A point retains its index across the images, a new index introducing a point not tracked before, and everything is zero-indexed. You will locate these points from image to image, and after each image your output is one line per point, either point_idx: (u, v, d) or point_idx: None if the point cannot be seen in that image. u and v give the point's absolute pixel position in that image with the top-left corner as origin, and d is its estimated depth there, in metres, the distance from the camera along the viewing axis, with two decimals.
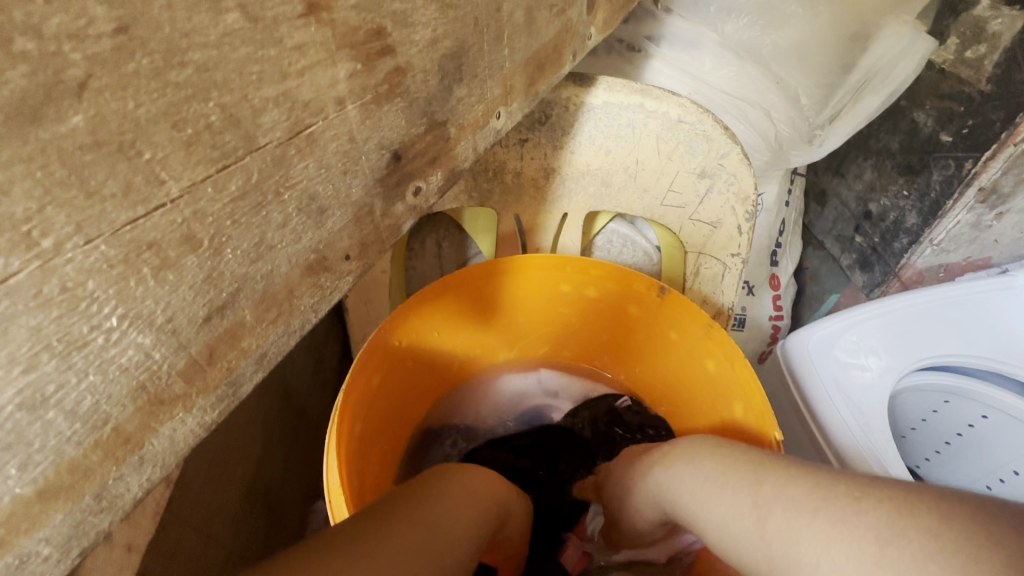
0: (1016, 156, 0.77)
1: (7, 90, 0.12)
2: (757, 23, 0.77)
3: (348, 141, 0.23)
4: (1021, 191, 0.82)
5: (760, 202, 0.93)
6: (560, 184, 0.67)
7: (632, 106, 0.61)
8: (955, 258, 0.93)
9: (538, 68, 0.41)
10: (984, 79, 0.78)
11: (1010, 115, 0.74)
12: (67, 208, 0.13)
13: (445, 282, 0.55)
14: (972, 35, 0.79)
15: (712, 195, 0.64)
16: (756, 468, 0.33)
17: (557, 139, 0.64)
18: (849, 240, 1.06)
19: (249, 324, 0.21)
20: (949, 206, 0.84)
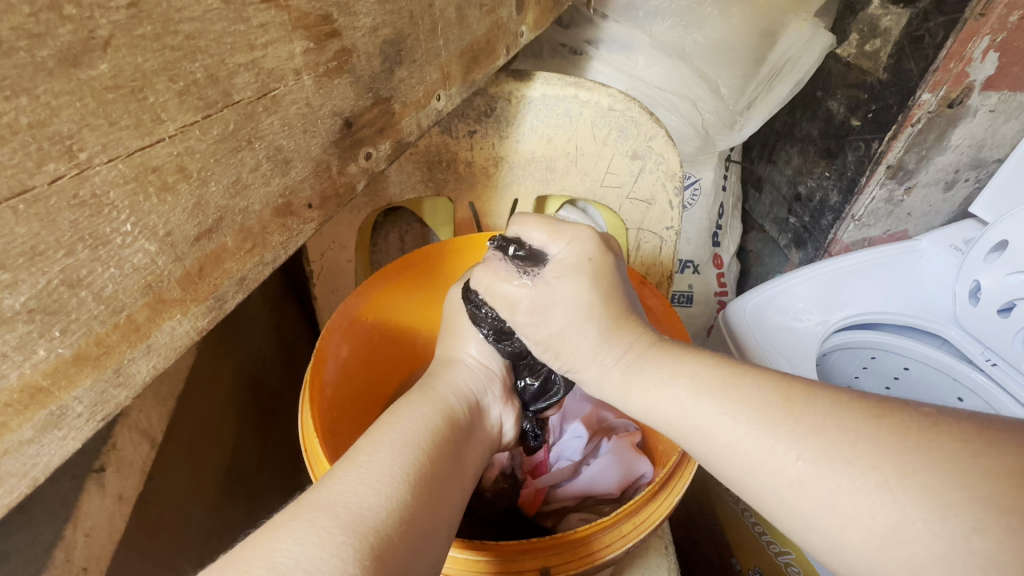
0: (915, 135, 0.87)
1: (58, 42, 0.17)
2: (679, 24, 0.86)
3: (305, 106, 0.28)
4: (924, 167, 0.93)
5: (697, 187, 1.02)
6: (508, 171, 0.73)
7: (568, 97, 0.69)
8: (876, 231, 1.02)
9: (473, 59, 0.47)
10: (881, 69, 0.88)
11: (904, 98, 0.85)
12: (96, 132, 0.19)
13: (405, 260, 0.61)
14: (869, 31, 0.90)
15: (645, 174, 0.72)
16: (736, 386, 0.31)
17: (503, 129, 0.70)
18: (784, 221, 1.16)
19: (231, 249, 0.26)
20: (863, 183, 0.94)
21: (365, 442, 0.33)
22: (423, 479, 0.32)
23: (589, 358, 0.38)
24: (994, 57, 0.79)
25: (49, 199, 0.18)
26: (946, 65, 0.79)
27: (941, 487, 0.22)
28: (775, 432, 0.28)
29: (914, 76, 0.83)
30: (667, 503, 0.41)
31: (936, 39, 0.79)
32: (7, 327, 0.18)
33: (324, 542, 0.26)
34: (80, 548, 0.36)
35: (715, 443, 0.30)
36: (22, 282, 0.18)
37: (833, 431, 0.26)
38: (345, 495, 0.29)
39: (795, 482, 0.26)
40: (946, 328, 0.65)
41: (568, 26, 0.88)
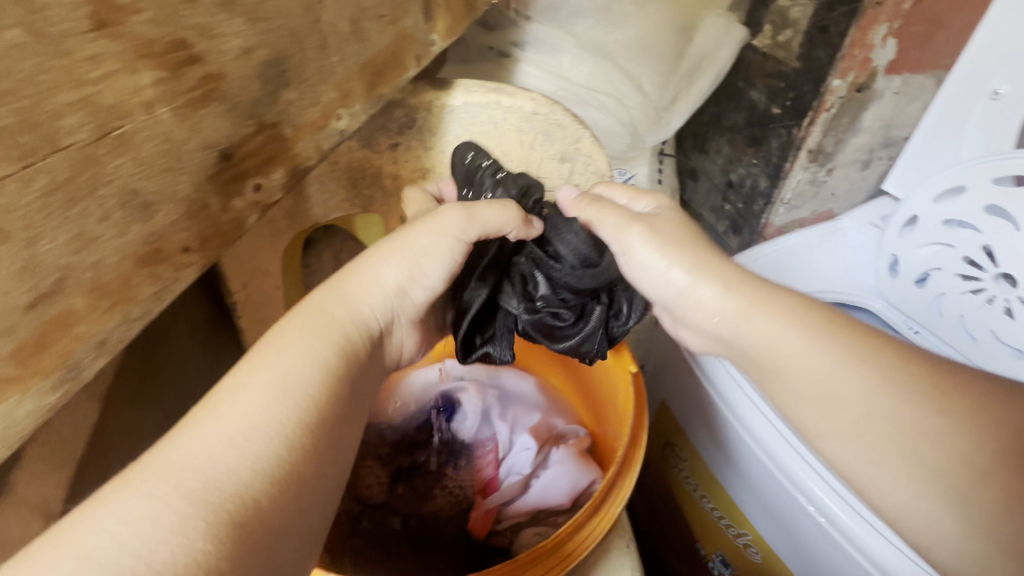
0: (829, 120, 0.91)
1: None
2: (598, 22, 0.85)
3: (165, 141, 0.29)
4: (841, 149, 0.97)
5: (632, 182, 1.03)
6: (437, 182, 0.71)
7: (490, 104, 0.67)
8: (805, 213, 1.07)
9: (377, 72, 0.45)
10: (794, 58, 0.92)
11: (816, 84, 0.89)
12: None
13: None
14: (780, 22, 0.93)
15: (575, 176, 0.72)
16: (834, 342, 0.41)
17: (427, 140, 0.68)
18: (720, 208, 1.19)
19: (81, 311, 0.28)
20: (788, 167, 0.98)
21: (223, 411, 0.33)
22: (300, 429, 0.34)
23: (700, 278, 0.45)
24: (893, 42, 0.84)
25: None
26: (852, 53, 0.83)
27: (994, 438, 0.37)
28: (917, 385, 0.40)
29: (824, 63, 0.87)
30: (609, 515, 0.43)
31: (839, 28, 0.83)
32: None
33: (152, 525, 0.27)
34: None
35: (829, 389, 0.41)
36: None
37: (959, 390, 0.40)
38: (176, 496, 0.29)
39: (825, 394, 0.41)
40: (871, 300, 0.71)
41: (493, 27, 0.87)
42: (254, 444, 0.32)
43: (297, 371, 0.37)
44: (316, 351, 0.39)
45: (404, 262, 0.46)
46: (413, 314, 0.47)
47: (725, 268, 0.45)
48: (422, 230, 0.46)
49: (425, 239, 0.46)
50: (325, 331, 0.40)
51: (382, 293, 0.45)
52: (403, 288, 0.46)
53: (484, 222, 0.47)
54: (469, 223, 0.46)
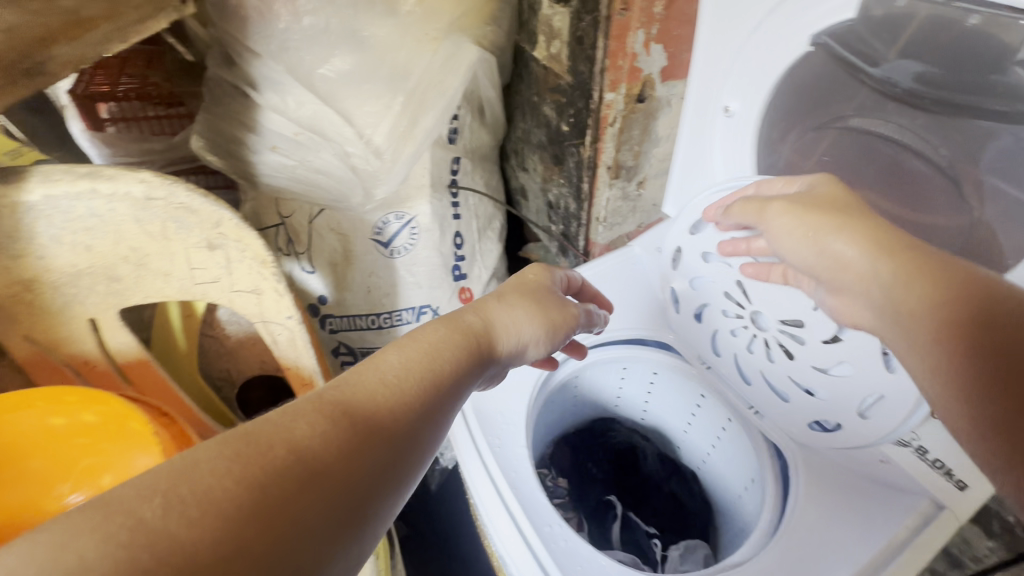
0: (618, 134, 0.95)
1: None
2: (313, 54, 0.77)
3: None
4: (645, 160, 1.04)
5: (414, 225, 0.95)
6: (57, 293, 0.57)
7: (81, 194, 0.52)
8: (631, 225, 1.16)
9: None
10: (565, 72, 0.94)
11: (586, 98, 0.92)
12: None
13: None
14: (549, 32, 0.94)
15: (235, 263, 0.59)
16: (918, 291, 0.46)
17: (11, 248, 0.53)
18: (549, 228, 1.25)
19: None
20: (592, 185, 1.04)
21: (382, 364, 0.41)
22: (400, 434, 0.37)
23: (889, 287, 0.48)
24: (657, 49, 0.86)
25: None
26: (615, 64, 0.85)
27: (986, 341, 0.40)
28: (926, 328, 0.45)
29: (587, 77, 0.89)
30: None
31: (590, 40, 0.85)
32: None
33: (250, 457, 0.30)
34: None
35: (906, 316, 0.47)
36: None
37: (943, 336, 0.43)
38: (304, 442, 0.32)
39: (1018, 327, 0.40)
40: (666, 333, 0.84)
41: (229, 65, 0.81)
42: (343, 447, 0.33)
43: (435, 365, 0.43)
44: (457, 346, 0.46)
45: (527, 312, 0.54)
46: (514, 350, 0.53)
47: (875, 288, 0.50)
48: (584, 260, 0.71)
49: (525, 287, 0.58)
50: (449, 346, 0.46)
51: (513, 330, 0.52)
52: (521, 336, 0.53)
53: (501, 318, 0.52)
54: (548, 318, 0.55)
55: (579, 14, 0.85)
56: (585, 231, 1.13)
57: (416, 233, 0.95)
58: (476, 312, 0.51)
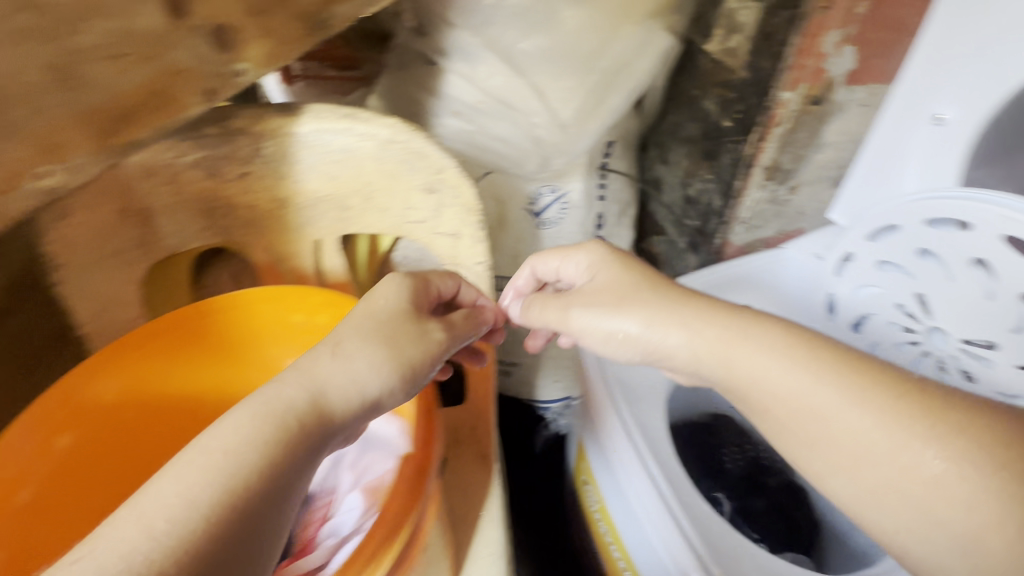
0: (784, 134, 0.94)
1: None
2: (518, 27, 0.79)
3: None
4: (802, 165, 1.02)
5: (566, 199, 1.00)
6: (298, 213, 0.67)
7: (342, 131, 0.62)
8: (771, 229, 1.15)
9: (120, 119, 0.42)
10: (741, 67, 0.93)
11: (763, 95, 0.90)
12: None
13: (171, 328, 0.58)
14: (730, 26, 0.94)
15: (444, 208, 0.66)
16: (906, 414, 0.49)
17: (277, 171, 0.64)
18: (681, 223, 1.26)
19: None
20: (741, 185, 1.03)
21: (216, 436, 0.42)
22: (217, 521, 0.38)
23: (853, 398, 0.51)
24: (849, 50, 0.84)
25: None
26: (800, 63, 0.84)
27: (959, 483, 0.46)
28: (914, 428, 0.48)
29: (767, 73, 0.88)
30: None
31: (781, 36, 0.83)
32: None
33: (193, 492, 0.38)
34: None
35: (858, 434, 0.50)
36: None
37: (974, 448, 0.46)
38: (162, 496, 0.38)
39: (933, 478, 0.46)
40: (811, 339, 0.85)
41: (422, 32, 0.87)
42: (190, 515, 0.37)
43: (242, 441, 0.42)
44: (264, 428, 0.43)
45: (346, 377, 0.49)
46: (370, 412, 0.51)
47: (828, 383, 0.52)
48: (568, 261, 0.68)
49: (362, 325, 0.52)
50: (269, 426, 0.44)
51: (347, 397, 0.48)
52: (364, 394, 0.49)
53: (327, 378, 0.48)
54: (394, 359, 0.51)
55: (772, 9, 0.85)
56: (723, 230, 1.12)
57: (566, 208, 1.01)
58: (290, 385, 0.46)
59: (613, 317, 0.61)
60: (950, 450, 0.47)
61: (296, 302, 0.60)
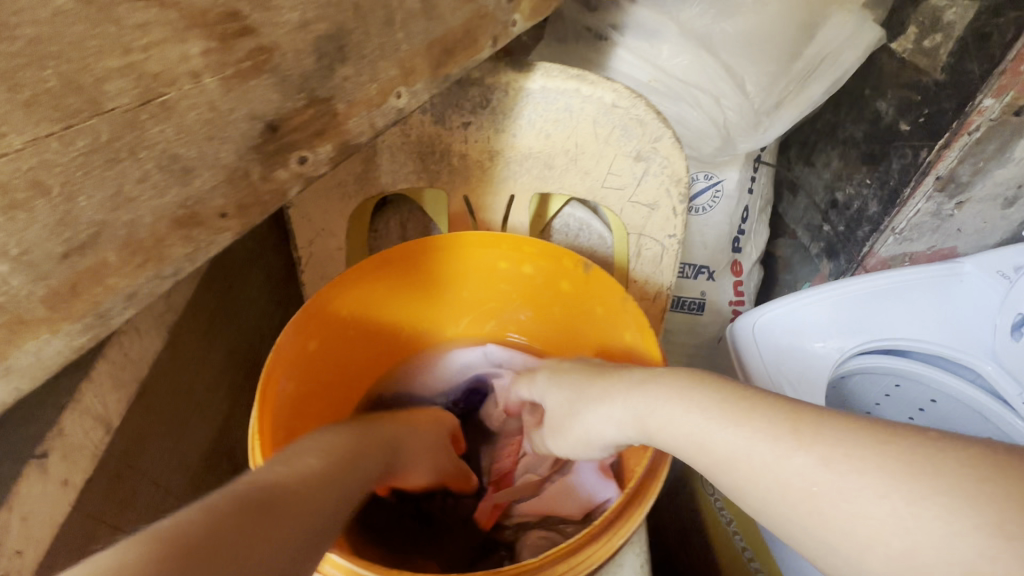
0: (971, 145, 0.85)
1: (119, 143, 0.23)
2: (708, 12, 0.77)
3: (210, 110, 0.26)
4: (979, 180, 0.91)
5: (720, 189, 0.97)
6: (504, 167, 0.70)
7: (569, 91, 0.64)
8: (920, 248, 1.02)
9: (445, 51, 0.44)
10: (938, 69, 0.86)
11: (961, 104, 0.82)
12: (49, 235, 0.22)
13: (401, 258, 0.61)
14: (931, 24, 0.87)
15: (649, 177, 0.67)
16: (829, 426, 0.31)
17: (498, 122, 0.67)
18: (817, 228, 1.16)
19: (116, 264, 0.25)
20: (908, 193, 0.93)
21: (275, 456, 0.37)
22: (266, 509, 0.31)
23: (757, 437, 0.32)
24: None
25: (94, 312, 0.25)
26: (1015, 68, 0.77)
27: (924, 490, 0.26)
28: (777, 435, 0.32)
29: (976, 77, 0.80)
30: (610, 545, 0.39)
31: (1005, 37, 0.76)
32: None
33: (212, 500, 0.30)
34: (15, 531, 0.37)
35: (793, 480, 0.30)
36: None
37: (841, 460, 0.29)
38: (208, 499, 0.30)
39: (814, 510, 0.29)
40: (984, 363, 0.70)
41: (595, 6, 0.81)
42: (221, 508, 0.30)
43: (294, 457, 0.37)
44: (321, 447, 0.39)
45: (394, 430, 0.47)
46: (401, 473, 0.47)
47: (769, 404, 0.34)
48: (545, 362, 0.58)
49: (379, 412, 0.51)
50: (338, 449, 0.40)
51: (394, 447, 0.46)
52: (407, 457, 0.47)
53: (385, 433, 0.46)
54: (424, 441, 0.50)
55: None
56: (873, 241, 1.02)
57: (717, 197, 0.99)
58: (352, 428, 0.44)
59: (610, 399, 0.43)
60: (899, 486, 0.26)
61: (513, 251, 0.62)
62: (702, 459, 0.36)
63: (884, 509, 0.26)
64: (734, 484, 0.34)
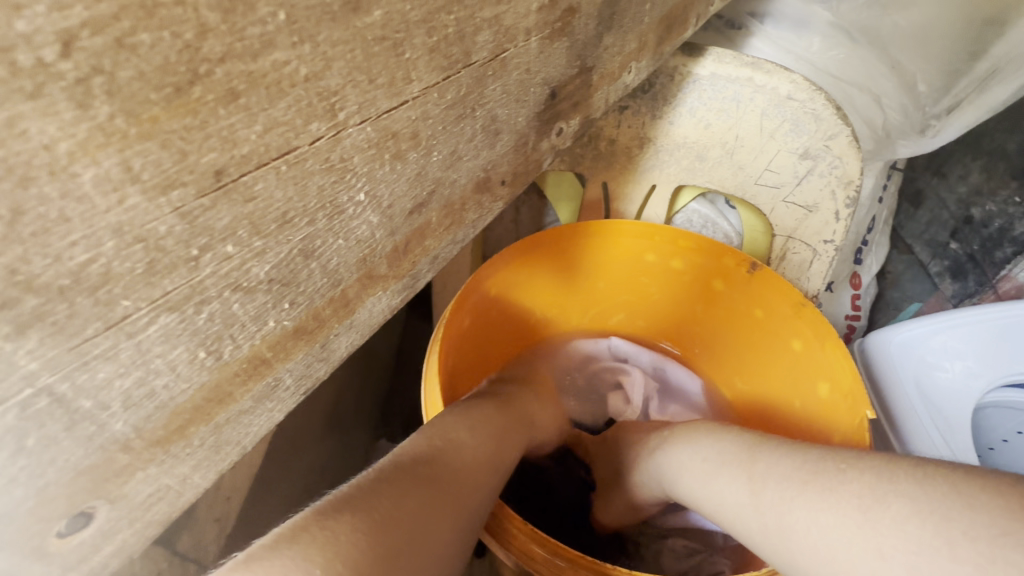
0: None
1: (460, 90, 0.21)
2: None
3: (525, 72, 0.25)
4: None
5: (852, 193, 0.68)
6: (653, 155, 0.65)
7: (741, 80, 0.59)
8: None
9: (667, 27, 0.41)
10: None
11: None
12: (385, 184, 0.20)
13: (549, 242, 0.57)
14: None
15: (813, 177, 0.61)
16: (812, 461, 0.26)
17: (657, 108, 0.62)
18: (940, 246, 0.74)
19: (434, 226, 0.24)
20: None
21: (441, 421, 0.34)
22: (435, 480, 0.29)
23: (734, 465, 0.29)
24: None
25: (374, 322, 0.23)
26: None
27: (917, 517, 0.21)
28: (760, 471, 0.27)
29: None
30: None
31: None
32: (194, 269, 0.14)
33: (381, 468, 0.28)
34: (228, 478, 0.37)
35: (777, 524, 0.25)
36: (270, 250, 0.16)
37: (835, 487, 0.24)
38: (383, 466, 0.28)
39: (799, 549, 0.24)
40: None
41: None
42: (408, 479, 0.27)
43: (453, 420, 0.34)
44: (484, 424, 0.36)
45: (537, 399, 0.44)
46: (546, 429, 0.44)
47: (759, 441, 0.30)
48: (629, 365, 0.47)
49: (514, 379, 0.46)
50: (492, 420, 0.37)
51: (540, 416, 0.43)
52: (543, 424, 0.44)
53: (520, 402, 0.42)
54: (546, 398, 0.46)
55: None
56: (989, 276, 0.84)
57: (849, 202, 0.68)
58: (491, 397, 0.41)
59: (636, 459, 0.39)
60: (874, 517, 0.22)
61: (670, 245, 0.59)
62: (701, 507, 0.31)
63: (826, 549, 0.23)
64: (732, 529, 0.28)
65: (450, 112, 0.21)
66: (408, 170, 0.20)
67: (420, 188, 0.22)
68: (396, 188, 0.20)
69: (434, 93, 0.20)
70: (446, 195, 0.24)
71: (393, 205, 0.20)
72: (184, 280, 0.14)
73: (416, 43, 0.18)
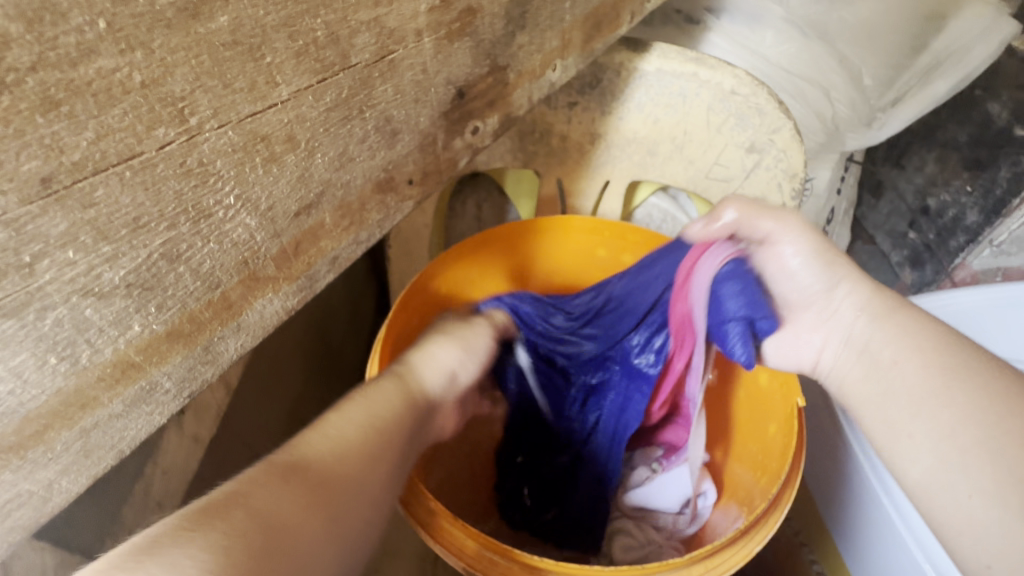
0: None
1: (341, 93, 0.21)
2: None
3: (421, 72, 0.25)
4: None
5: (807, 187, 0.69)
6: (605, 150, 0.65)
7: (687, 75, 0.60)
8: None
9: (596, 24, 0.41)
10: None
11: None
12: (259, 187, 0.20)
13: (499, 240, 0.58)
14: None
15: (760, 170, 0.62)
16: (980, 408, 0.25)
17: (606, 104, 0.62)
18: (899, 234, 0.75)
19: (328, 227, 0.24)
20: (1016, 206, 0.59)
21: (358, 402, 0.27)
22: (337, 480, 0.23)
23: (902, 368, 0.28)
24: None
25: (264, 324, 0.23)
26: None
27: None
28: (925, 391, 0.26)
29: None
30: (747, 551, 0.34)
31: None
32: (29, 276, 0.14)
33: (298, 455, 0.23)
34: (157, 485, 0.36)
35: (900, 436, 0.27)
36: (123, 255, 0.16)
37: (993, 437, 0.24)
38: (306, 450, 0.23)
39: (907, 461, 0.26)
40: None
41: None
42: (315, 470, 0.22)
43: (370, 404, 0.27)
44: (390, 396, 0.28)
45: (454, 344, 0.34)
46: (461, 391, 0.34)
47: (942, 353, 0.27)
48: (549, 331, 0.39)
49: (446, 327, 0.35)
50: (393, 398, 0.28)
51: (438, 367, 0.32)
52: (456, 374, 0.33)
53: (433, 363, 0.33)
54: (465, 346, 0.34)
55: None
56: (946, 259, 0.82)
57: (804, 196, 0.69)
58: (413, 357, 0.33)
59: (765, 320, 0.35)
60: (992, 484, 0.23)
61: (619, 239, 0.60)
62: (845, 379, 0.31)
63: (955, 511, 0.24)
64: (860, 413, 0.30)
65: (332, 113, 0.21)
66: (286, 173, 0.20)
67: (304, 189, 0.22)
68: (273, 191, 0.20)
69: (308, 95, 0.20)
70: (337, 197, 0.24)
71: (272, 207, 0.21)
72: (20, 287, 0.14)
73: (277, 48, 0.18)
